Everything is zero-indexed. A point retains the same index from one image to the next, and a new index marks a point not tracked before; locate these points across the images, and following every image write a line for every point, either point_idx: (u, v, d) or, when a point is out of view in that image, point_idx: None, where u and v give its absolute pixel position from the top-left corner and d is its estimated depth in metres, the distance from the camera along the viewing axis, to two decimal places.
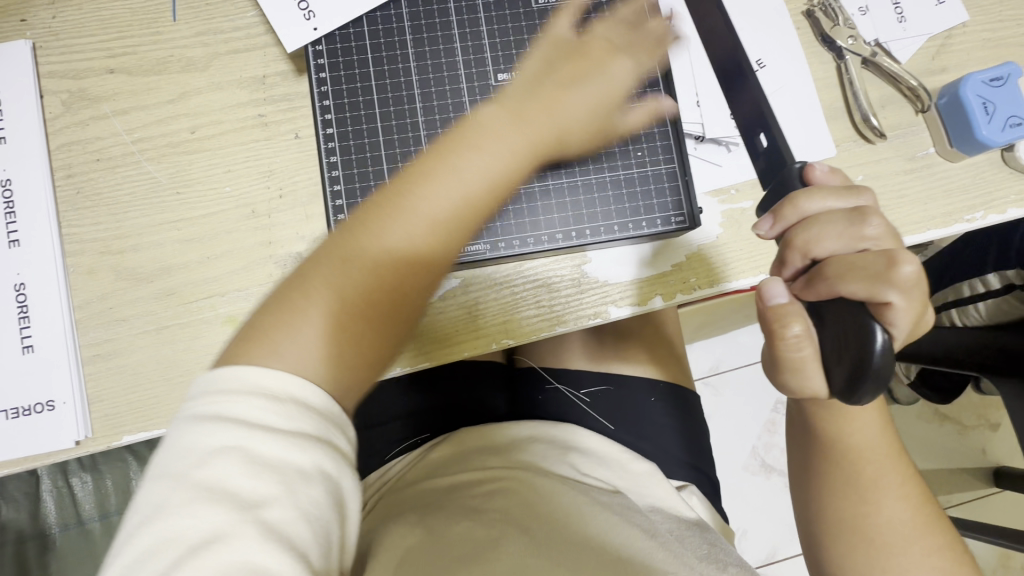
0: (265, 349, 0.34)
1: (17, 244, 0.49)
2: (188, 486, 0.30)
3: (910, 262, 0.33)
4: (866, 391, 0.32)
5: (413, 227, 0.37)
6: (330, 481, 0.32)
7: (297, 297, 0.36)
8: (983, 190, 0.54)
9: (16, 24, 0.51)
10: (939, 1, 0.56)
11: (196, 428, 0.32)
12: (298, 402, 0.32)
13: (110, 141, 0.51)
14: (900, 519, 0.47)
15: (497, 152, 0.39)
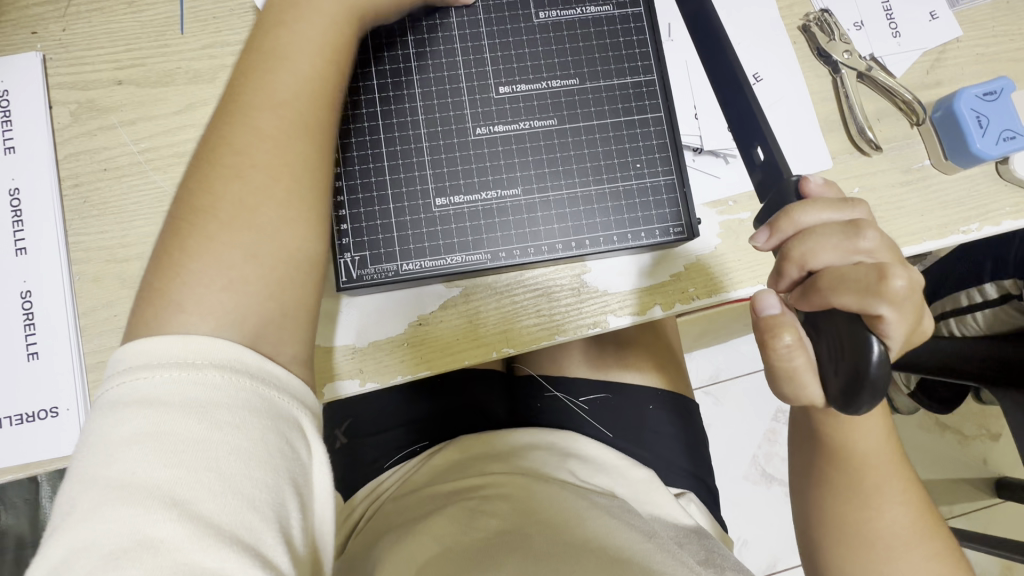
0: (164, 308, 0.35)
1: (24, 252, 0.50)
2: (107, 482, 0.30)
3: (900, 277, 0.33)
4: (864, 402, 0.32)
5: (265, 125, 0.40)
6: (266, 466, 0.32)
7: (176, 242, 0.37)
8: (979, 202, 0.55)
9: (28, 37, 0.52)
10: (933, 17, 0.57)
11: (109, 420, 0.31)
12: (202, 345, 0.34)
13: (117, 151, 0.52)
14: (901, 524, 0.47)
15: (306, 35, 0.42)
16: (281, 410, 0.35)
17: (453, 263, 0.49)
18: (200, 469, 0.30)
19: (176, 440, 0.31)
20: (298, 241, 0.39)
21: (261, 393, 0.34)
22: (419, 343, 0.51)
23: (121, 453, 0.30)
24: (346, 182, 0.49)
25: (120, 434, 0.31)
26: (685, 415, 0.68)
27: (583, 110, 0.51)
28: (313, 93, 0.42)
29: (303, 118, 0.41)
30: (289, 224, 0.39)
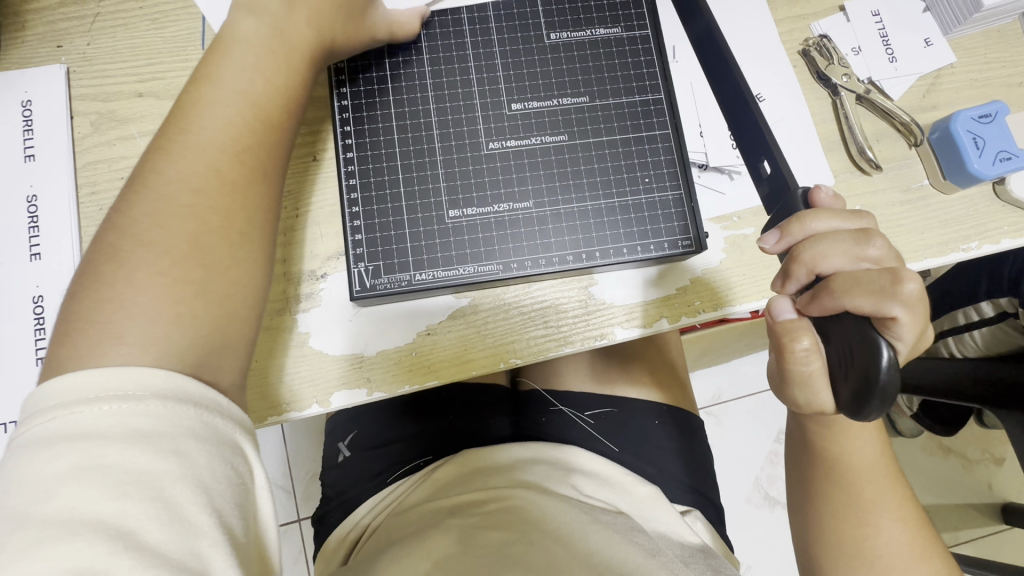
0: (95, 337, 0.34)
1: (38, 257, 0.50)
2: (37, 523, 0.27)
3: (914, 279, 0.33)
4: (874, 409, 0.33)
5: (208, 155, 0.40)
6: (211, 494, 0.31)
7: (108, 272, 0.36)
8: (978, 221, 0.56)
9: (53, 50, 0.54)
10: (928, 43, 0.59)
11: (34, 458, 0.29)
12: (141, 372, 0.33)
13: (134, 161, 0.53)
14: (900, 541, 0.46)
15: (248, 68, 0.42)
16: (223, 434, 0.33)
17: (466, 273, 0.50)
18: (145, 500, 0.29)
19: (117, 471, 0.29)
20: (238, 278, 0.39)
21: (205, 420, 0.33)
22: (423, 353, 0.51)
23: (56, 490, 0.28)
24: (362, 194, 0.50)
25: (51, 470, 0.28)
26: (688, 432, 0.68)
27: (593, 127, 0.52)
28: (262, 125, 0.42)
29: (244, 142, 0.41)
30: (234, 258, 0.39)
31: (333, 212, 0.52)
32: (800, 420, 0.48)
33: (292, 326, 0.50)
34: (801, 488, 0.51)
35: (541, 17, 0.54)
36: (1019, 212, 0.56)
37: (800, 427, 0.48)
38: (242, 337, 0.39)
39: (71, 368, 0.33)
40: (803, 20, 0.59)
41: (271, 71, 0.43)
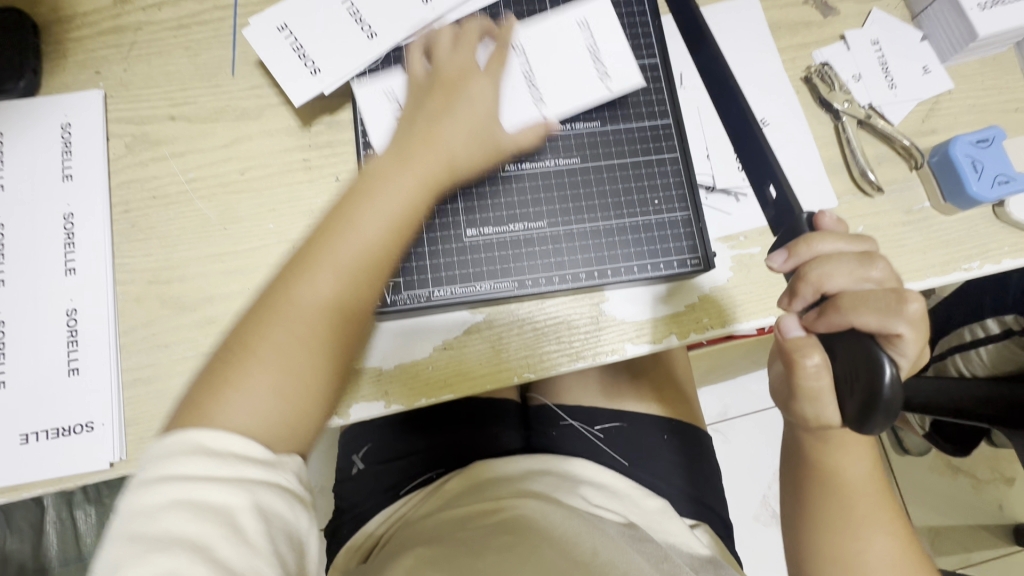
0: (199, 422, 0.36)
1: (73, 272, 0.52)
2: (136, 542, 0.32)
3: (916, 300, 0.36)
4: (878, 421, 0.34)
5: (332, 272, 0.41)
6: (275, 526, 0.34)
7: (223, 372, 0.38)
8: (979, 242, 0.57)
9: (92, 76, 0.57)
10: (926, 70, 0.61)
11: (140, 486, 0.33)
12: (243, 445, 0.35)
13: (167, 181, 0.55)
14: (891, 555, 0.47)
15: (389, 195, 0.43)
16: (293, 482, 0.37)
17: (482, 290, 0.52)
18: (225, 534, 0.32)
19: (202, 502, 0.33)
20: (327, 389, 0.40)
21: (275, 465, 0.36)
22: (439, 367, 0.53)
23: (153, 515, 0.32)
24: None
25: (152, 498, 0.33)
26: (694, 446, 0.68)
27: (604, 150, 0.55)
28: (386, 246, 0.43)
29: (373, 256, 0.42)
30: (326, 368, 0.40)
31: None
32: (796, 434, 0.49)
33: None
34: (793, 504, 0.51)
35: None
36: (1019, 232, 0.58)
37: (794, 442, 0.49)
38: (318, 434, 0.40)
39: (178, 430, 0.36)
40: (805, 49, 0.62)
41: (410, 186, 0.44)
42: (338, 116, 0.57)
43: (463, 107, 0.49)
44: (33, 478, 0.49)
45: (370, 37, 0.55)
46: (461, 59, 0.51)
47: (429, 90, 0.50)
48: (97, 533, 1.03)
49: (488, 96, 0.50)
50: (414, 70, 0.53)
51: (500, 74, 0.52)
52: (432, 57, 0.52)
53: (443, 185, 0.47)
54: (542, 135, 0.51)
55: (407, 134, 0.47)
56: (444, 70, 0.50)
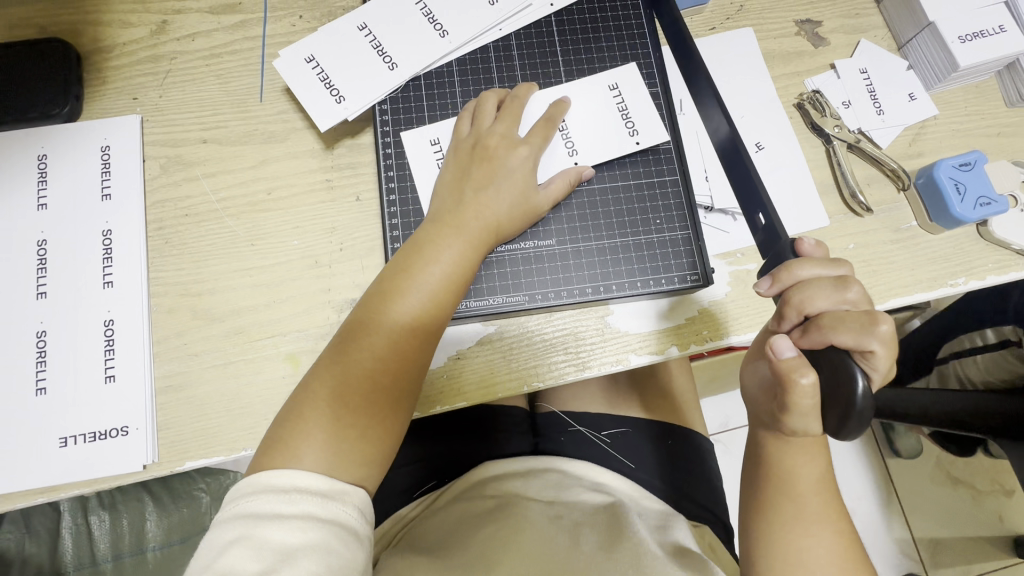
0: (287, 455, 0.45)
1: (110, 284, 0.56)
2: (212, 573, 0.40)
3: (886, 322, 0.38)
4: (852, 429, 0.37)
5: (394, 330, 0.49)
6: (319, 558, 0.41)
7: (303, 412, 0.47)
8: (964, 260, 0.61)
9: (130, 101, 0.61)
10: (912, 97, 0.65)
11: (221, 527, 0.42)
12: (310, 480, 0.44)
13: (198, 200, 0.59)
14: (828, 551, 0.49)
15: (441, 264, 0.51)
16: (332, 513, 0.43)
17: (494, 303, 0.55)
18: (275, 566, 0.40)
19: (262, 540, 0.41)
20: (389, 430, 0.49)
21: (324, 504, 0.43)
22: (454, 374, 0.56)
23: (226, 550, 0.41)
24: (403, 232, 0.58)
25: (227, 537, 0.41)
26: (694, 454, 0.71)
27: (610, 173, 0.58)
28: (436, 309, 0.51)
29: (423, 321, 0.50)
30: (392, 413, 0.49)
31: (374, 246, 0.58)
32: (757, 433, 0.52)
33: None
34: (749, 498, 0.54)
35: (562, 77, 0.61)
36: (1002, 250, 0.61)
37: (755, 441, 0.52)
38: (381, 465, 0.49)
39: (273, 461, 0.45)
40: (797, 77, 0.66)
41: (459, 255, 0.51)
42: (358, 140, 0.61)
43: (503, 175, 0.54)
44: (70, 479, 0.52)
45: (391, 68, 0.59)
46: (506, 127, 0.56)
47: (475, 155, 0.55)
48: (110, 539, 1.06)
49: (526, 164, 0.55)
50: (460, 132, 0.57)
51: (543, 143, 0.56)
52: (478, 120, 0.57)
53: (486, 249, 0.54)
54: (571, 183, 0.55)
55: (453, 204, 0.54)
56: (489, 137, 0.55)
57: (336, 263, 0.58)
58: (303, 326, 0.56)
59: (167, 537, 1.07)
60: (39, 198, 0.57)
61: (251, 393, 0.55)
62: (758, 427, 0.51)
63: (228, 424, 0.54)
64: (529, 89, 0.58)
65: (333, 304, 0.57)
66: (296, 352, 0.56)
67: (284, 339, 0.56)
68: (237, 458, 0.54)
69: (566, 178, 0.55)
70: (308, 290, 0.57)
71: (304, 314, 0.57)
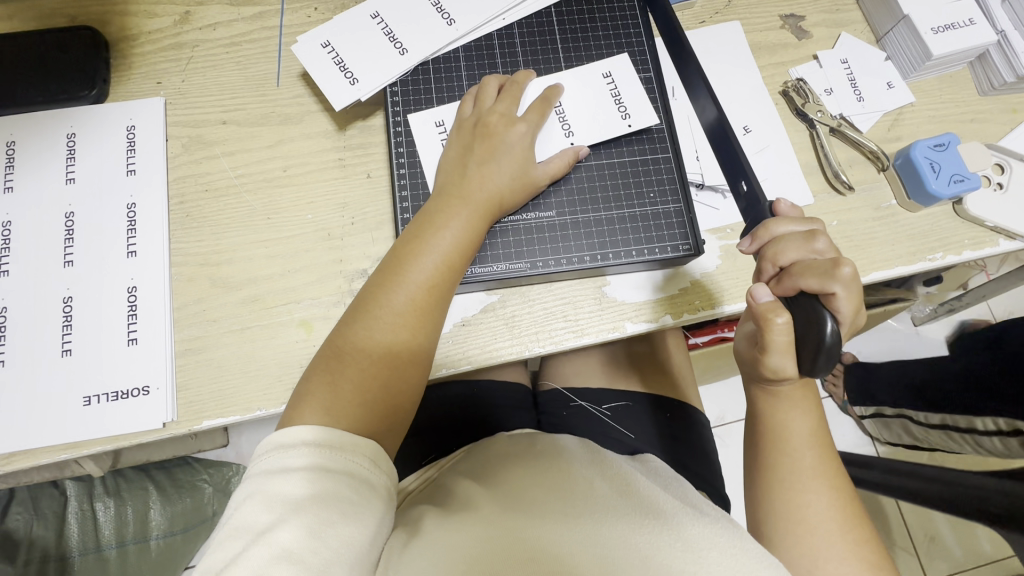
0: (309, 409, 0.48)
1: (134, 254, 0.59)
2: (229, 526, 0.42)
3: (850, 264, 0.39)
4: (823, 365, 0.39)
5: (410, 291, 0.52)
6: (328, 506, 0.43)
7: (326, 370, 0.50)
8: (941, 236, 0.64)
9: (154, 85, 0.65)
10: (890, 86, 0.69)
11: (241, 485, 0.45)
12: (327, 433, 0.46)
13: (218, 176, 0.62)
14: (827, 505, 0.48)
15: (451, 229, 0.54)
16: (344, 464, 0.46)
17: (498, 270, 0.59)
18: (284, 516, 0.41)
19: (271, 494, 0.43)
20: (407, 383, 0.52)
21: (330, 459, 0.45)
22: (460, 339, 0.59)
23: (242, 505, 0.43)
24: (412, 203, 0.61)
25: (243, 493, 0.44)
26: (690, 427, 0.73)
27: (605, 151, 0.62)
28: (448, 270, 0.54)
29: (435, 283, 0.53)
30: (408, 368, 0.52)
31: (383, 220, 0.62)
32: (748, 388, 0.52)
33: None
34: (748, 456, 0.53)
35: (561, 64, 0.65)
36: (976, 227, 0.65)
37: (747, 399, 0.52)
38: (400, 417, 0.52)
39: (298, 416, 0.48)
40: (782, 66, 0.70)
41: (468, 221, 0.55)
42: (369, 122, 0.64)
43: (505, 150, 0.58)
44: (93, 436, 0.54)
45: (402, 54, 0.63)
46: (506, 106, 0.59)
47: (476, 133, 0.58)
48: (114, 526, 1.07)
49: (526, 139, 0.59)
50: (463, 113, 0.61)
51: (539, 121, 0.60)
52: (480, 102, 0.60)
53: (491, 218, 0.57)
54: (570, 162, 0.59)
55: (456, 179, 0.57)
56: (489, 116, 0.59)
57: (348, 236, 0.61)
58: (315, 294, 0.59)
59: (170, 527, 1.09)
60: (68, 173, 0.61)
61: (266, 356, 0.57)
62: (750, 383, 0.51)
63: (244, 384, 0.57)
64: (528, 75, 0.62)
65: (345, 273, 0.60)
66: (309, 319, 0.59)
67: (298, 306, 0.59)
68: (252, 418, 0.57)
69: (566, 155, 0.59)
70: (320, 260, 0.60)
71: (317, 283, 0.60)
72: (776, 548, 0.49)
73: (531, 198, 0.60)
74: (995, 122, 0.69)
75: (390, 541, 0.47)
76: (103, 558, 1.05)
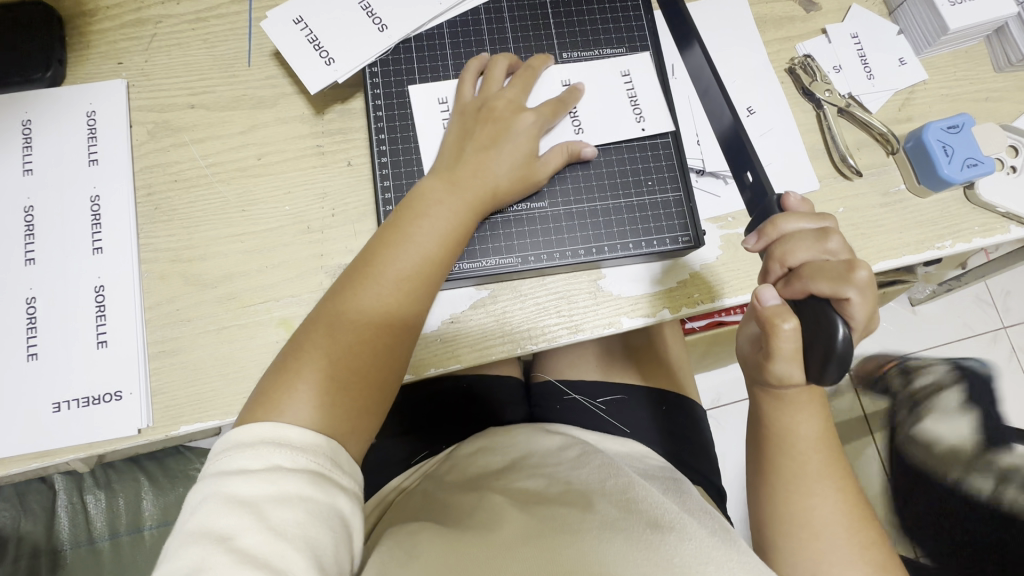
0: (273, 409, 0.45)
1: (100, 250, 0.56)
2: (188, 532, 0.40)
3: (867, 267, 0.36)
4: (830, 373, 0.36)
5: (385, 284, 0.49)
6: (297, 506, 0.40)
7: (294, 363, 0.47)
8: (951, 222, 0.62)
9: (115, 66, 0.60)
10: (902, 62, 0.65)
11: (196, 487, 0.42)
12: (292, 432, 0.44)
13: (187, 166, 0.58)
14: (835, 509, 0.47)
15: (436, 219, 0.51)
16: (308, 462, 0.43)
17: (488, 265, 0.56)
18: (250, 519, 0.39)
19: (233, 496, 0.40)
20: (377, 386, 0.49)
21: (297, 456, 0.43)
22: (449, 338, 0.56)
23: (201, 509, 0.40)
24: (395, 195, 0.57)
25: (200, 496, 0.41)
26: (685, 419, 0.72)
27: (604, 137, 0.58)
28: (428, 263, 0.51)
29: (412, 275, 0.50)
30: (378, 369, 0.49)
31: (366, 211, 0.58)
32: (752, 392, 0.49)
33: None
34: (751, 459, 0.52)
35: (555, 43, 0.61)
36: (988, 213, 0.62)
37: (750, 400, 0.50)
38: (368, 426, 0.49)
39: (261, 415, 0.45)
40: (789, 42, 0.66)
41: (454, 210, 0.52)
42: (349, 105, 0.60)
43: (508, 138, 0.54)
44: (65, 444, 0.52)
45: (381, 30, 0.59)
46: (515, 93, 0.56)
47: (479, 117, 0.55)
48: (106, 517, 1.06)
49: (532, 130, 0.55)
50: (466, 93, 0.57)
51: (551, 116, 0.56)
52: (487, 84, 0.57)
53: (482, 213, 0.54)
54: (568, 156, 0.55)
55: (452, 165, 0.54)
56: (495, 102, 0.55)
57: (329, 228, 0.58)
58: (295, 291, 0.56)
59: (164, 517, 1.07)
60: (24, 163, 0.57)
61: (246, 357, 0.55)
62: (754, 386, 0.49)
63: (222, 388, 0.54)
64: (545, 63, 0.58)
65: (325, 269, 0.57)
66: (289, 317, 0.56)
67: (277, 304, 0.56)
68: (232, 423, 0.54)
69: (566, 148, 0.55)
70: (300, 255, 0.57)
71: (296, 279, 0.57)
72: (780, 552, 0.48)
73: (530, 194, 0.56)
74: (1010, 100, 0.65)
75: (377, 551, 0.46)
76: (95, 551, 1.03)
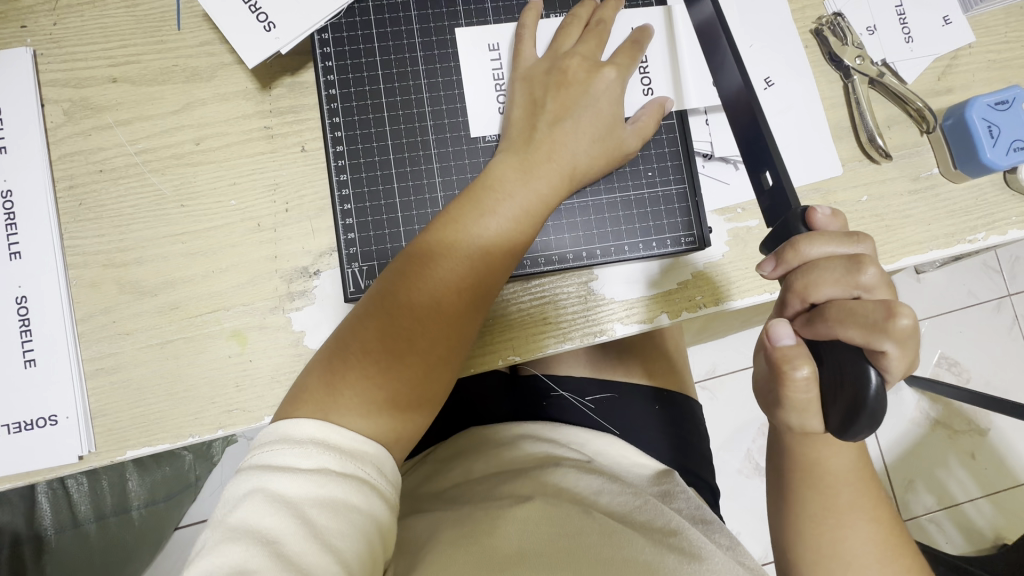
0: (317, 410, 0.41)
1: (18, 256, 0.48)
2: (222, 529, 0.37)
3: (907, 315, 0.31)
4: (862, 427, 0.30)
5: (449, 271, 0.45)
6: (343, 512, 0.38)
7: (350, 354, 0.43)
8: (985, 211, 0.55)
9: (16, 30, 0.50)
10: (946, 21, 0.56)
11: (238, 479, 0.39)
12: (326, 434, 0.40)
13: (113, 152, 0.50)
14: (868, 540, 0.43)
15: (509, 196, 0.46)
16: (356, 470, 0.40)
17: None
18: (294, 522, 0.37)
19: (276, 496, 0.37)
20: (435, 383, 0.45)
21: (345, 461, 0.39)
22: None
23: (237, 508, 0.38)
24: (354, 190, 0.50)
25: (239, 492, 0.38)
26: (680, 418, 0.68)
27: None
28: (500, 247, 0.46)
29: (484, 260, 0.45)
30: (433, 367, 0.44)
31: (323, 206, 0.51)
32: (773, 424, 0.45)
33: (285, 324, 0.50)
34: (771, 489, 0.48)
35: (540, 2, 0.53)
36: None
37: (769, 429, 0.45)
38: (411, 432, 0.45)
39: (301, 411, 0.41)
40: None
41: (532, 189, 0.47)
42: (299, 78, 0.52)
43: (588, 104, 0.48)
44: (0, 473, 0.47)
45: None
46: (589, 49, 0.49)
47: (551, 81, 0.48)
48: (90, 501, 1.01)
49: (614, 94, 0.49)
50: (528, 54, 0.50)
51: (629, 66, 0.50)
52: (558, 40, 0.50)
53: (562, 193, 0.48)
54: (660, 117, 0.49)
55: (527, 137, 0.48)
56: (568, 60, 0.49)
57: (282, 226, 0.50)
58: (246, 300, 0.50)
59: (151, 495, 1.03)
60: None
61: (194, 375, 0.49)
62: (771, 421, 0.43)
63: (170, 409, 0.49)
64: (616, 7, 0.51)
65: (280, 273, 0.50)
66: (241, 329, 0.50)
67: (227, 314, 0.50)
68: (185, 445, 0.49)
69: (653, 110, 0.49)
70: (250, 257, 0.50)
71: (248, 286, 0.50)
72: None
73: (611, 169, 0.50)
74: None
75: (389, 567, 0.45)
76: (81, 534, 1.01)
